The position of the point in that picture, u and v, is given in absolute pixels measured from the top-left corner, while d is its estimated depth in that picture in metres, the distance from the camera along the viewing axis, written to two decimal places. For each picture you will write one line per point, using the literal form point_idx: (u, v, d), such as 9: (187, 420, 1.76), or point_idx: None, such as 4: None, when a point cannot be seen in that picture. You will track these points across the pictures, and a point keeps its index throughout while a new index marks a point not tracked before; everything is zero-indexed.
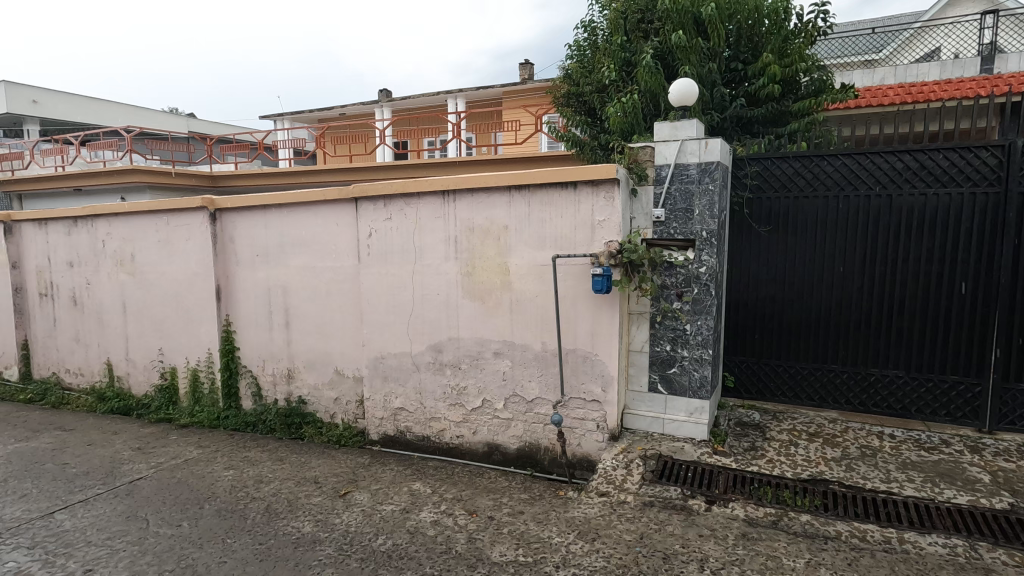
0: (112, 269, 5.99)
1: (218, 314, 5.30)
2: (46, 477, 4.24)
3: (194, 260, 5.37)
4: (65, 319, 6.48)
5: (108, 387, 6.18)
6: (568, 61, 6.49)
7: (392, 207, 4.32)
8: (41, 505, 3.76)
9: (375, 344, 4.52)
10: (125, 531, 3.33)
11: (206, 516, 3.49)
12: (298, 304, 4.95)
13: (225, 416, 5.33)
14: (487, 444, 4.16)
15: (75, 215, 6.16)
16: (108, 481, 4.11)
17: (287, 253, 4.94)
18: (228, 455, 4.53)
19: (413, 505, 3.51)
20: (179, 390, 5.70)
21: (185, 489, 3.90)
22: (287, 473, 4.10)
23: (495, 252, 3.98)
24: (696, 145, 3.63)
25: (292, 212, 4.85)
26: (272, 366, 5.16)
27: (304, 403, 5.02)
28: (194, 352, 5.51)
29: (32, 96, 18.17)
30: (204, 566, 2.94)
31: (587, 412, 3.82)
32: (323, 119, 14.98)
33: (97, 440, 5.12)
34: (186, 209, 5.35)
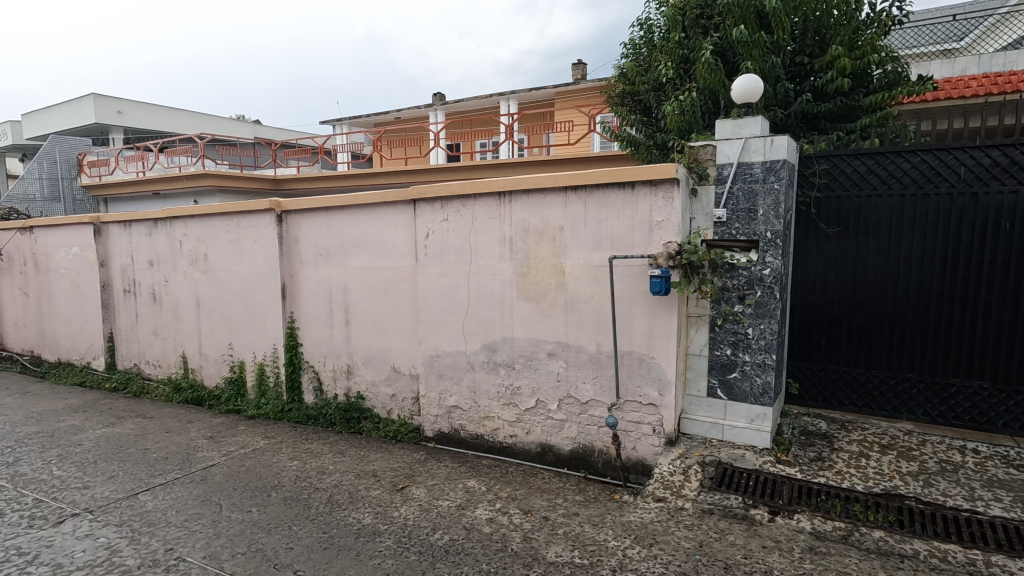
0: (187, 268, 6.37)
1: (284, 312, 5.54)
2: (130, 461, 4.56)
3: (261, 260, 5.64)
4: (146, 314, 6.95)
5: (183, 378, 6.59)
6: (623, 60, 6.41)
7: (449, 208, 4.39)
8: (127, 486, 4.05)
9: (431, 343, 4.61)
10: (201, 514, 3.54)
11: (274, 503, 3.66)
12: (358, 302, 5.11)
13: (289, 409, 5.58)
14: (540, 444, 4.17)
15: (155, 218, 6.60)
16: (185, 467, 4.38)
17: (347, 253, 5.12)
18: (292, 447, 4.74)
19: (469, 503, 3.56)
20: (246, 383, 6.00)
21: (254, 477, 4.11)
22: (347, 466, 4.24)
23: (550, 252, 3.98)
24: (761, 142, 3.52)
25: (353, 213, 5.02)
26: (332, 362, 5.35)
27: (362, 398, 5.18)
28: (261, 347, 5.79)
29: (117, 107, 19.56)
30: (273, 550, 3.09)
31: (642, 415, 3.76)
32: (380, 123, 15.43)
33: (174, 428, 5.47)
34: (256, 211, 5.63)
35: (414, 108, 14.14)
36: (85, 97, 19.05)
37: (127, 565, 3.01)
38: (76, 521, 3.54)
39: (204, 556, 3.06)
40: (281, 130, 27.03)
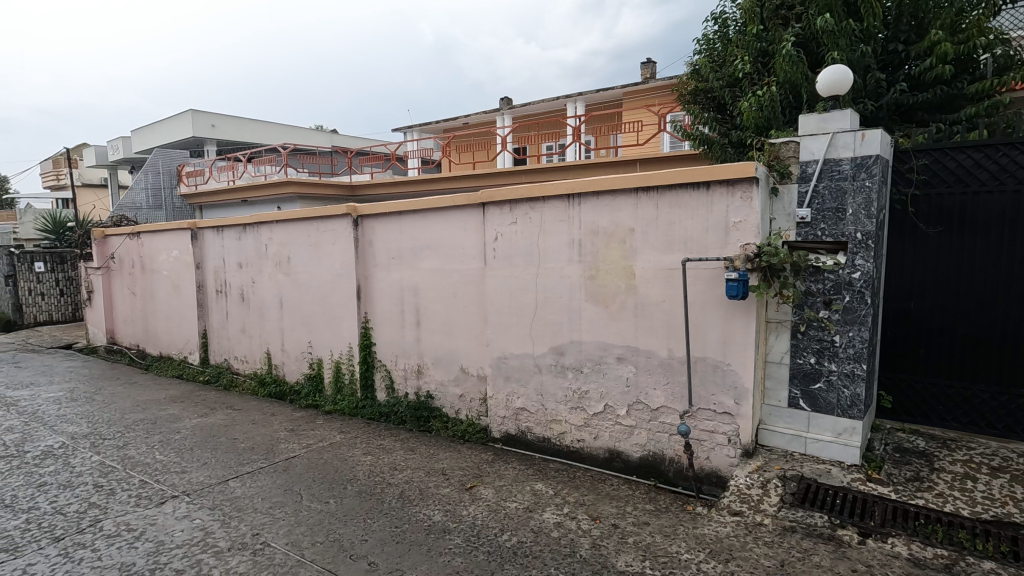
0: (272, 270, 6.79)
1: (358, 312, 5.78)
2: (221, 449, 4.91)
3: (338, 262, 5.91)
4: (235, 313, 7.46)
5: (267, 373, 7.01)
6: (695, 56, 6.21)
7: (517, 211, 4.42)
8: (219, 473, 4.36)
9: (499, 344, 4.65)
10: (284, 503, 3.75)
11: (349, 496, 3.82)
12: (428, 303, 5.25)
13: (363, 405, 5.80)
14: (608, 449, 4.10)
15: (244, 223, 7.08)
16: (269, 457, 4.66)
17: (418, 255, 5.27)
18: (366, 442, 4.93)
19: (536, 505, 3.55)
20: (323, 379, 6.30)
21: (331, 470, 4.30)
22: (417, 463, 4.35)
23: (620, 255, 3.91)
24: (850, 137, 3.30)
25: (424, 217, 5.16)
26: (403, 361, 5.52)
27: (432, 397, 5.30)
28: (337, 346, 6.06)
29: (212, 121, 21.18)
30: (349, 541, 3.22)
31: (717, 424, 3.61)
32: (449, 129, 15.79)
33: (260, 420, 5.83)
34: (333, 216, 5.91)
35: (482, 113, 14.35)
36: (183, 113, 20.76)
37: (219, 546, 3.23)
38: (176, 502, 3.84)
39: (286, 542, 3.23)
40: (356, 138, 28.25)
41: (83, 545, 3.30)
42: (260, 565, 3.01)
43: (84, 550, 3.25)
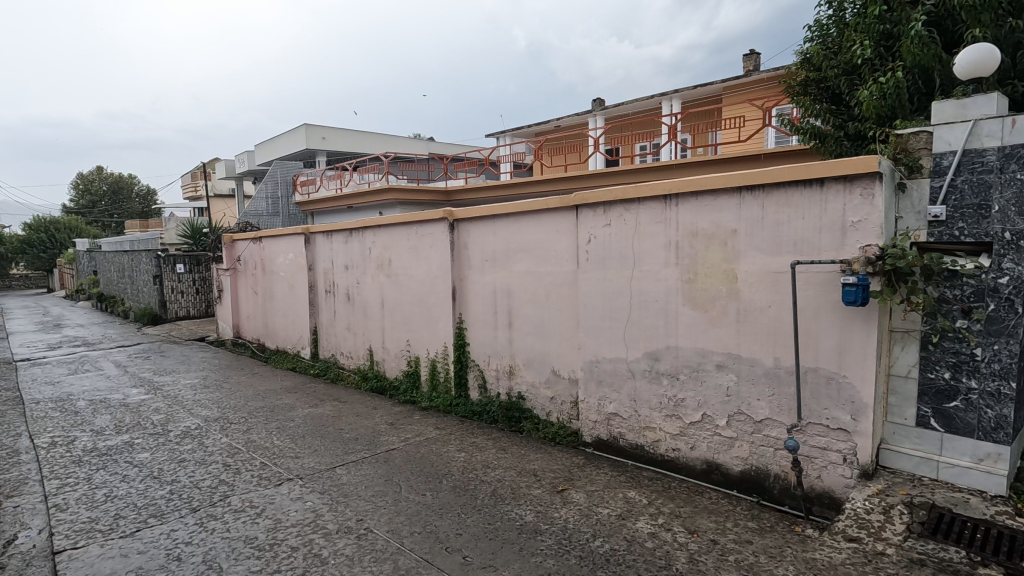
0: (374, 272, 7.21)
1: (454, 313, 5.98)
2: (329, 438, 5.28)
3: (436, 265, 6.16)
4: (342, 312, 7.99)
5: (369, 369, 7.45)
6: (806, 44, 5.78)
7: (612, 213, 4.35)
8: (327, 460, 4.69)
9: (591, 348, 4.61)
10: (385, 492, 3.96)
11: (444, 490, 3.96)
12: (520, 305, 5.31)
13: (457, 403, 5.98)
14: (706, 461, 3.92)
15: (350, 228, 7.58)
16: (371, 448, 4.94)
17: (512, 258, 5.35)
18: (460, 439, 5.08)
19: (629, 513, 3.48)
20: (420, 376, 6.57)
21: (427, 464, 4.48)
22: (509, 463, 4.42)
23: (721, 257, 3.73)
24: (997, 124, 2.91)
25: (518, 220, 5.23)
26: (496, 362, 5.63)
27: (523, 398, 5.36)
28: (433, 345, 6.31)
29: (322, 133, 22.89)
30: (444, 534, 3.33)
31: (830, 441, 3.33)
32: (541, 133, 15.91)
33: (363, 413, 6.20)
34: (431, 221, 6.17)
35: (574, 115, 14.32)
36: (298, 127, 22.63)
37: (328, 528, 3.47)
38: (290, 484, 4.18)
39: (387, 530, 3.40)
40: (451, 145, 29.24)
41: (215, 516, 3.69)
42: (364, 550, 3.19)
43: (215, 522, 3.62)
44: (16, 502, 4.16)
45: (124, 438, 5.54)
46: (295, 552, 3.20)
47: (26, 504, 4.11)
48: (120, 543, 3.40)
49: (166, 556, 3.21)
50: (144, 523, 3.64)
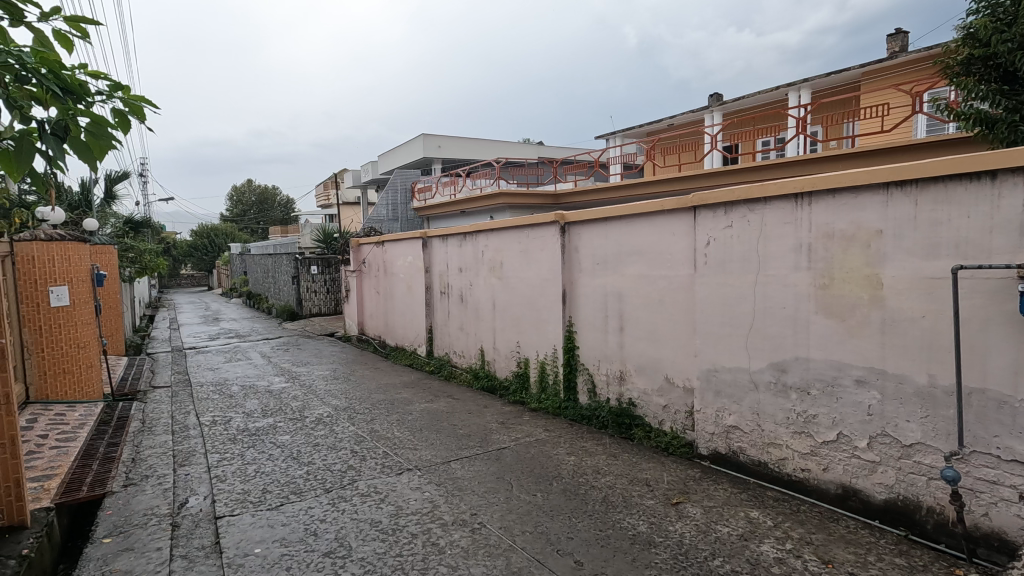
0: (487, 274, 7.44)
1: (563, 316, 5.99)
2: (444, 433, 5.53)
3: (546, 268, 6.21)
4: (455, 312, 8.34)
5: (480, 368, 7.69)
6: (970, 18, 5.06)
7: (734, 213, 4.12)
8: (443, 453, 4.92)
9: (708, 356, 4.38)
10: (497, 489, 4.07)
11: (555, 492, 3.97)
12: (632, 310, 5.20)
13: (565, 406, 5.97)
14: (842, 485, 3.56)
15: (464, 232, 7.89)
16: (483, 445, 5.10)
17: (624, 261, 5.26)
18: (569, 442, 5.08)
19: (752, 535, 3.26)
20: (530, 378, 6.65)
21: (537, 465, 4.52)
22: (620, 470, 4.33)
23: (862, 261, 3.38)
24: None
25: (631, 223, 5.13)
26: (606, 366, 5.55)
27: (634, 405, 5.23)
28: (543, 348, 6.37)
29: (438, 142, 24.04)
30: (556, 536, 3.34)
31: (1001, 475, 2.87)
32: (653, 133, 15.45)
33: (474, 410, 6.41)
34: (542, 224, 6.24)
35: (689, 113, 13.74)
36: (417, 137, 24.00)
37: (444, 519, 3.63)
38: (410, 474, 4.43)
39: (500, 526, 3.49)
40: (559, 149, 29.32)
41: (345, 498, 4.01)
42: (478, 543, 3.30)
43: (345, 503, 3.94)
44: (187, 470, 4.85)
45: (268, 421, 6.22)
46: (415, 538, 3.39)
47: (194, 473, 4.76)
48: (267, 515, 3.82)
49: (304, 530, 3.56)
50: (286, 499, 4.06)
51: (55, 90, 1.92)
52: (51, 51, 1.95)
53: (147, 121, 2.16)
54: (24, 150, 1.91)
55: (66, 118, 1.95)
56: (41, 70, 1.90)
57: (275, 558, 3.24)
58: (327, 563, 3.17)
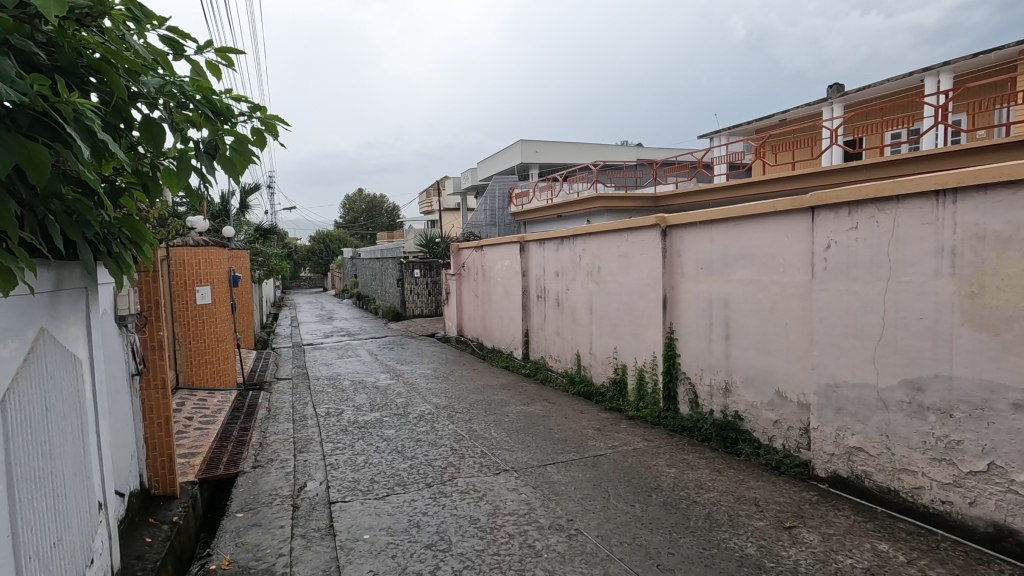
0: (584, 279, 7.39)
1: (664, 322, 5.79)
2: (540, 436, 5.55)
3: (646, 272, 6.04)
4: (551, 316, 8.36)
5: (576, 373, 7.63)
6: None
7: (860, 214, 3.76)
8: (539, 457, 4.94)
9: (828, 370, 4.03)
10: (593, 497, 4.01)
11: (655, 504, 3.84)
12: (740, 318, 4.91)
13: (665, 416, 5.75)
14: (995, 523, 3.10)
15: (562, 236, 7.90)
16: (579, 451, 5.05)
17: (731, 266, 4.99)
18: (669, 453, 4.89)
19: (880, 570, 2.94)
20: (628, 385, 6.48)
21: (636, 475, 4.40)
22: (726, 487, 4.10)
23: (1021, 266, 2.94)
24: None
25: (739, 226, 4.86)
26: (709, 376, 5.29)
27: (740, 418, 4.93)
28: (641, 354, 6.20)
29: (535, 147, 24.29)
30: (656, 550, 3.23)
31: None
32: (763, 130, 14.53)
33: (570, 415, 6.37)
34: (642, 228, 6.08)
35: (804, 107, 12.76)
36: (515, 144, 24.46)
37: (541, 522, 3.64)
38: (507, 475, 4.50)
39: (597, 534, 3.44)
40: (659, 150, 28.46)
41: (446, 494, 4.16)
42: (575, 550, 3.27)
43: (445, 499, 4.08)
44: (305, 457, 5.28)
45: (376, 415, 6.61)
46: (513, 539, 3.43)
47: (312, 460, 5.18)
48: (375, 503, 4.05)
49: (408, 521, 3.73)
50: (392, 490, 4.29)
51: (208, 114, 2.17)
52: (204, 79, 2.20)
53: (279, 137, 2.38)
54: (184, 168, 2.17)
55: (216, 138, 2.21)
56: (196, 96, 2.15)
57: (381, 545, 3.43)
58: (429, 555, 3.29)
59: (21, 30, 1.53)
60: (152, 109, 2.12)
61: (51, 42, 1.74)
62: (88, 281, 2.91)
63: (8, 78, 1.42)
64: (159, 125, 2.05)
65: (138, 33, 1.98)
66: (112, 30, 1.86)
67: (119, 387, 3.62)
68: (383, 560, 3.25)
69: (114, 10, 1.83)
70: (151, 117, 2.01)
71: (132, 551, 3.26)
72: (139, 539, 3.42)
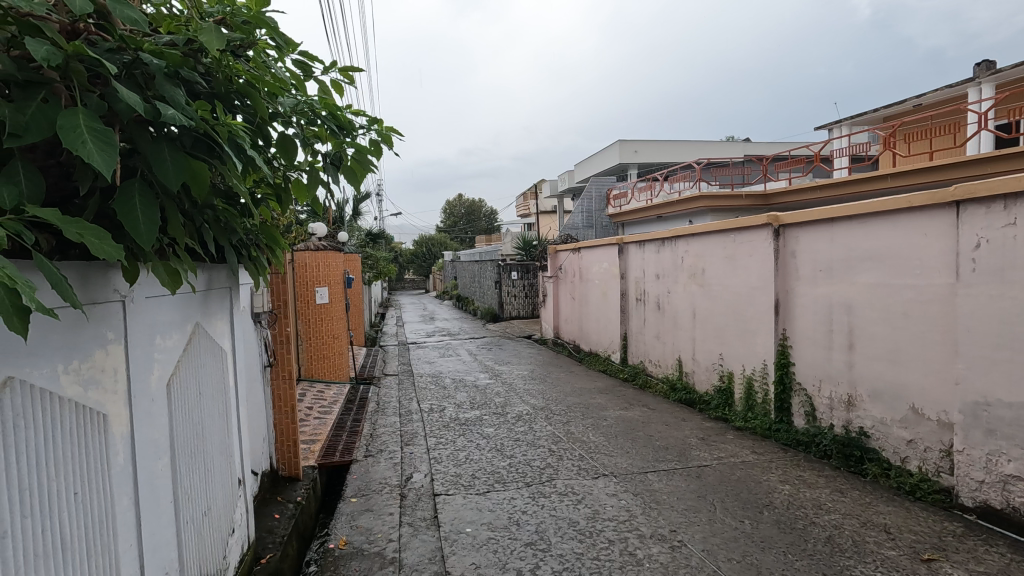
0: (687, 281, 7.10)
1: (776, 328, 5.41)
2: (640, 443, 5.41)
3: (756, 275, 5.70)
4: (651, 320, 8.12)
5: (677, 379, 7.34)
6: None
7: (1018, 208, 3.29)
8: (639, 463, 4.82)
9: (975, 386, 3.55)
10: (698, 509, 3.84)
11: (766, 522, 3.60)
12: (865, 324, 4.48)
13: (777, 428, 5.37)
14: None
15: (663, 238, 7.66)
16: (682, 460, 4.86)
17: (855, 268, 4.57)
18: (783, 469, 4.56)
19: None
20: (735, 394, 6.13)
21: (745, 489, 4.15)
22: (849, 509, 3.75)
23: None
24: None
25: (866, 224, 4.44)
26: (829, 388, 4.86)
27: (866, 436, 4.49)
28: (750, 362, 5.84)
29: (636, 147, 23.76)
30: (767, 571, 3.03)
31: None
32: (893, 117, 13.11)
33: (671, 422, 6.15)
34: (752, 227, 5.74)
35: (945, 90, 11.34)
36: (613, 144, 24.08)
37: (642, 531, 3.55)
38: (606, 480, 4.45)
39: (702, 548, 3.29)
40: (769, 144, 26.66)
41: (544, 494, 4.19)
42: (679, 562, 3.16)
43: (544, 499, 4.11)
44: (411, 449, 5.57)
45: (475, 413, 6.81)
46: (613, 545, 3.38)
47: (417, 453, 5.44)
48: (476, 498, 4.18)
49: (509, 518, 3.80)
50: (493, 486, 4.40)
51: (333, 129, 2.37)
52: (330, 96, 2.40)
53: (394, 147, 2.54)
54: (313, 180, 2.40)
55: (340, 150, 2.41)
56: (323, 113, 2.36)
57: (483, 539, 3.53)
58: (529, 553, 3.34)
59: (188, 63, 1.76)
60: (287, 126, 2.36)
61: (209, 72, 1.99)
62: (232, 281, 3.29)
63: (179, 105, 1.63)
64: (294, 142, 2.27)
65: (278, 59, 2.20)
66: (256, 57, 2.09)
67: (255, 377, 4.05)
68: (486, 555, 3.34)
69: (260, 40, 2.04)
70: (287, 134, 2.23)
71: (264, 525, 3.63)
72: (269, 515, 3.79)
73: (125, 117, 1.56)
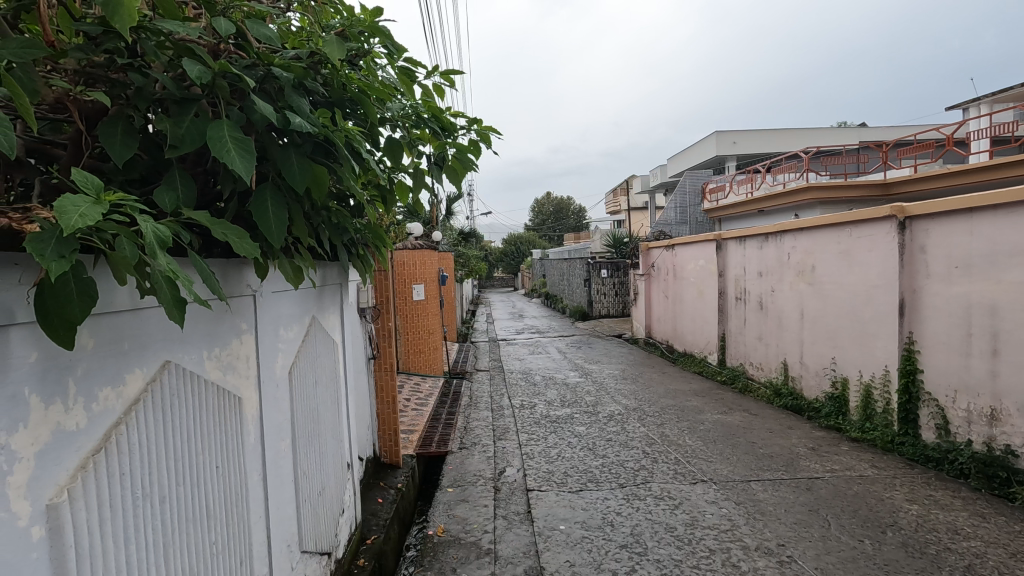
0: (794, 279, 6.61)
1: (901, 331, 4.90)
2: (741, 449, 5.13)
3: (876, 272, 5.19)
4: (753, 320, 7.66)
5: (782, 384, 6.86)
6: None
7: None
8: (741, 471, 4.57)
9: None
10: (808, 523, 3.57)
11: (890, 544, 3.28)
12: (1014, 328, 3.94)
13: (901, 442, 4.85)
14: None
15: (766, 233, 7.20)
16: (789, 470, 4.54)
17: (1001, 265, 4.02)
18: (909, 487, 4.12)
19: None
20: (850, 403, 5.63)
21: (864, 506, 3.80)
22: (993, 537, 3.32)
23: None
24: None
25: (1015, 214, 3.90)
26: (966, 399, 4.32)
27: (1015, 455, 3.94)
28: (869, 367, 5.33)
29: (733, 138, 22.53)
30: None
31: None
32: None
33: (777, 430, 5.77)
34: (872, 220, 5.23)
35: None
36: (709, 136, 23.00)
37: (745, 542, 3.36)
38: (705, 486, 4.26)
39: (815, 566, 3.06)
40: (888, 129, 24.18)
41: (639, 497, 4.09)
42: None
43: (639, 501, 4.02)
44: (504, 444, 5.66)
45: (567, 411, 6.80)
46: (713, 554, 3.23)
47: (509, 447, 5.52)
48: (569, 496, 4.18)
49: (602, 518, 3.75)
50: (585, 485, 4.37)
51: (436, 130, 2.45)
52: (433, 99, 2.47)
53: (493, 145, 2.57)
54: (418, 181, 2.49)
55: (442, 151, 2.48)
56: (427, 115, 2.44)
57: (577, 538, 3.52)
58: (624, 555, 3.27)
59: (310, 75, 1.89)
60: (394, 130, 2.46)
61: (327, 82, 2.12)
62: (343, 278, 3.51)
63: (305, 113, 1.77)
64: (400, 145, 2.37)
65: (386, 65, 2.30)
66: (368, 66, 2.21)
67: (361, 368, 4.31)
68: (580, 553, 3.32)
69: (371, 49, 2.16)
70: (394, 137, 2.34)
71: (368, 509, 3.85)
72: (373, 499, 4.02)
73: (260, 126, 1.70)
